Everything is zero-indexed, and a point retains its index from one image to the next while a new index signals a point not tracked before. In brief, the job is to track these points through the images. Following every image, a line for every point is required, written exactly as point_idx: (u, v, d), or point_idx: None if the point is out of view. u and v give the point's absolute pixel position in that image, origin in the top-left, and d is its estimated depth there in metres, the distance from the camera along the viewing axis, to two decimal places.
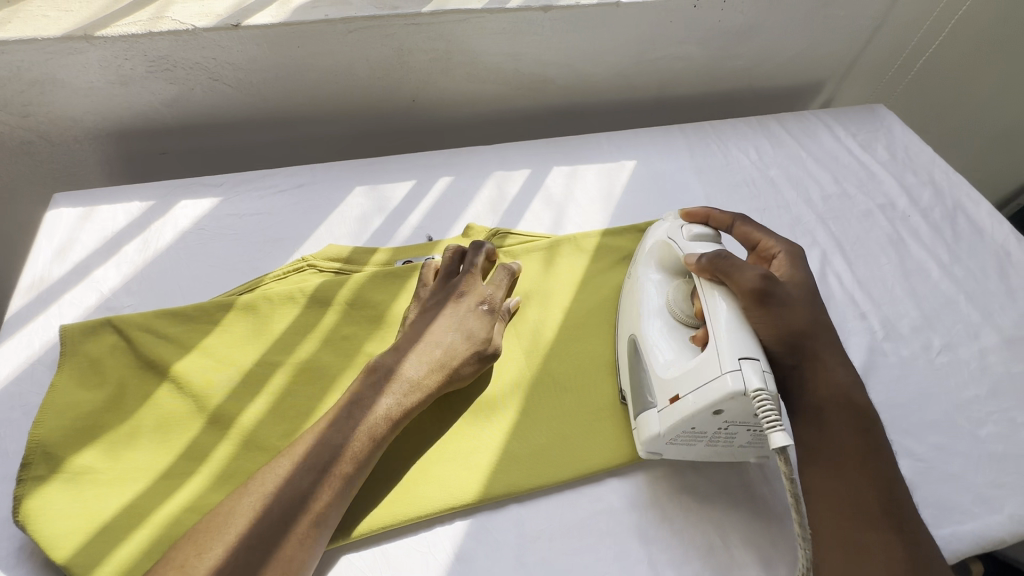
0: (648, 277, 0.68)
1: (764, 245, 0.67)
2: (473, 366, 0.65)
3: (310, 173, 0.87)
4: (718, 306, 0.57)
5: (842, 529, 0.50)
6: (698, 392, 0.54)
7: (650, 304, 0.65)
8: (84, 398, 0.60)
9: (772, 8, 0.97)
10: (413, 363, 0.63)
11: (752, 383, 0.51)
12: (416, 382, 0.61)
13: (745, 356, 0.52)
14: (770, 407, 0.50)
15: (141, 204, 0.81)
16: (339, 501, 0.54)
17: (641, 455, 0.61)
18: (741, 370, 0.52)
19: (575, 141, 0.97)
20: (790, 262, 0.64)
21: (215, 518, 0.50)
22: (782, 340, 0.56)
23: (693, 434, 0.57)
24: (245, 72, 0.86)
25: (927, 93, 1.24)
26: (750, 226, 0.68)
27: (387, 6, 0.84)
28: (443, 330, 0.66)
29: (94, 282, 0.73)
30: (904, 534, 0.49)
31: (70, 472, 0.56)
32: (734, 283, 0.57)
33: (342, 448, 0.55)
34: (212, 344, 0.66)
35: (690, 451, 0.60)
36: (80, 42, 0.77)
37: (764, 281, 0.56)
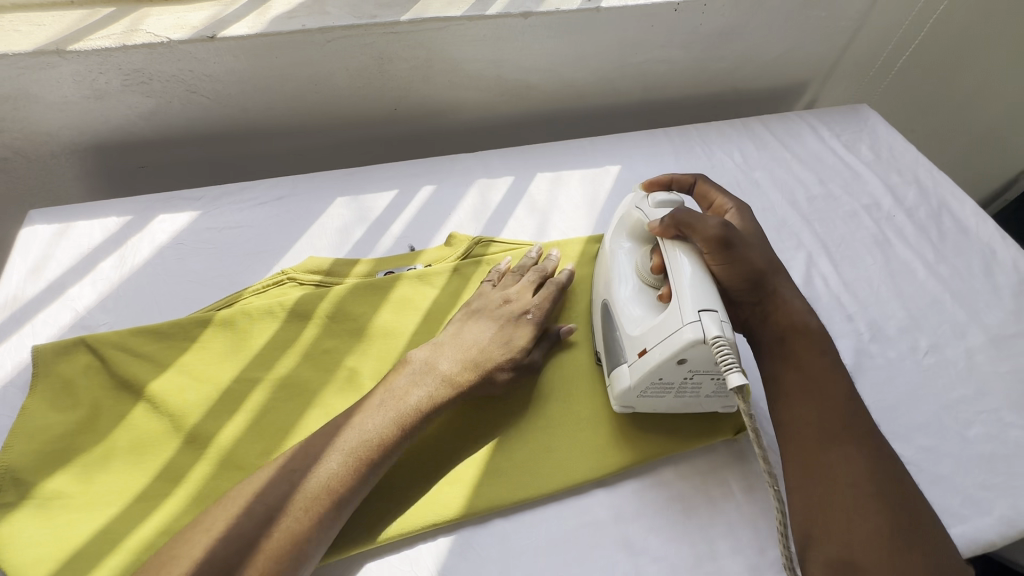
0: (619, 245, 0.69)
1: (718, 203, 0.71)
2: (506, 374, 0.64)
3: (290, 185, 0.86)
4: (681, 262, 0.58)
5: (809, 455, 0.53)
6: (663, 343, 0.55)
7: (620, 269, 0.66)
8: (58, 420, 0.59)
9: (753, 11, 0.97)
10: (450, 358, 0.63)
11: (709, 331, 0.52)
12: (449, 377, 0.61)
13: (704, 307, 0.53)
14: (727, 351, 0.51)
15: (118, 219, 0.80)
16: (358, 491, 0.54)
17: (615, 409, 0.64)
18: (699, 320, 0.53)
19: (558, 147, 0.96)
20: (742, 215, 0.68)
21: (232, 499, 0.52)
22: (745, 280, 0.60)
23: (662, 385, 0.58)
24: (223, 84, 0.85)
25: (910, 92, 1.24)
26: (709, 186, 0.72)
27: (366, 15, 0.83)
28: (483, 331, 0.66)
29: (69, 300, 0.72)
30: (867, 448, 0.52)
31: (42, 497, 0.55)
32: (697, 233, 0.58)
33: (372, 437, 0.56)
34: (189, 361, 0.65)
35: (660, 403, 0.61)
36: (53, 56, 0.76)
37: (724, 229, 0.58)
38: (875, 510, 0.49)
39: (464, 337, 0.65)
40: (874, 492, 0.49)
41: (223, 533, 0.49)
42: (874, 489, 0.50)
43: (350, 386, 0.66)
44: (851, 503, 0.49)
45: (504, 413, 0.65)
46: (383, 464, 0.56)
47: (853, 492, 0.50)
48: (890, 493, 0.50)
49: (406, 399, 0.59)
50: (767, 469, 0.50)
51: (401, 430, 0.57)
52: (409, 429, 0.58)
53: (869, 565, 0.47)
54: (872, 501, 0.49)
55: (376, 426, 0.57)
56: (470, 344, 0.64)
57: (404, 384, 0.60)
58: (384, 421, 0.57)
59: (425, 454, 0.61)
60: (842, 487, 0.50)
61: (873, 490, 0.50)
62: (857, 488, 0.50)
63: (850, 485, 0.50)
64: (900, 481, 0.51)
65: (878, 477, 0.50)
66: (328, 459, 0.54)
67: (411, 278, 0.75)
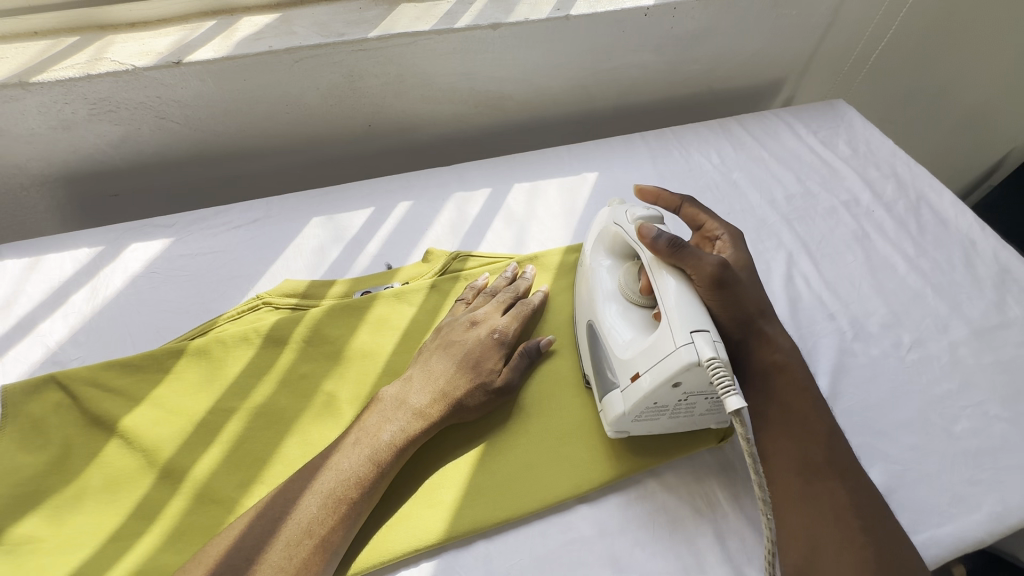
0: (598, 262, 0.69)
1: (709, 226, 0.69)
2: (479, 399, 0.63)
3: (265, 208, 0.85)
4: (668, 286, 0.56)
5: (795, 486, 0.54)
6: (657, 367, 0.54)
7: (603, 289, 0.66)
8: (28, 462, 0.58)
9: (725, 11, 0.97)
10: (418, 390, 0.62)
11: (704, 353, 0.50)
12: (420, 410, 0.61)
13: (697, 328, 0.52)
14: (724, 374, 0.50)
15: (89, 250, 0.79)
16: (344, 531, 0.54)
17: (608, 433, 0.62)
18: (693, 343, 0.51)
19: (535, 156, 0.96)
20: (734, 244, 0.67)
21: (206, 553, 0.51)
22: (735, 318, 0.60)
23: (657, 408, 0.57)
24: (192, 109, 0.84)
25: (887, 84, 1.25)
26: (696, 208, 0.70)
27: (333, 33, 0.82)
28: (451, 359, 0.65)
29: (41, 335, 0.70)
30: (850, 481, 0.54)
31: (11, 543, 0.54)
32: (694, 269, 0.57)
33: (350, 478, 0.55)
34: (163, 394, 0.64)
35: (655, 425, 0.60)
36: (17, 89, 0.75)
37: (720, 269, 0.57)
38: (861, 543, 0.50)
39: (434, 366, 0.65)
40: (859, 525, 0.51)
41: None
42: (858, 522, 0.51)
43: (327, 412, 0.65)
44: (839, 536, 0.50)
45: (486, 433, 0.64)
46: (365, 504, 0.55)
47: (841, 525, 0.51)
48: (873, 526, 0.52)
49: (380, 435, 0.58)
50: (762, 496, 0.49)
51: (377, 469, 0.56)
52: (385, 466, 0.57)
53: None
54: (858, 535, 0.51)
55: (354, 465, 0.56)
56: (440, 373, 0.64)
57: (378, 419, 0.60)
58: (359, 461, 0.56)
59: (409, 477, 0.61)
60: (829, 518, 0.51)
61: (858, 524, 0.51)
62: (844, 520, 0.51)
63: (837, 517, 0.51)
64: (882, 514, 0.53)
65: (862, 509, 0.52)
66: (308, 499, 0.54)
67: (388, 297, 0.74)
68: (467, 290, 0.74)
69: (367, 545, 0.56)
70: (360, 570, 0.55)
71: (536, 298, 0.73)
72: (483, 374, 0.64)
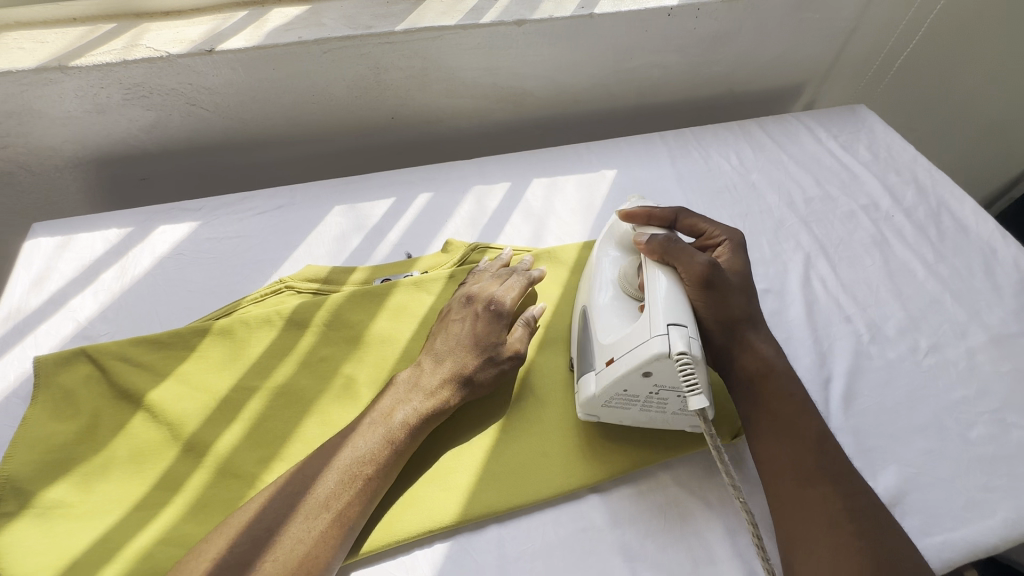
0: (606, 254, 0.69)
1: (710, 233, 0.69)
2: (492, 374, 0.64)
3: (290, 195, 0.87)
4: (658, 282, 0.58)
5: (789, 492, 0.55)
6: (629, 355, 0.55)
7: (603, 278, 0.66)
8: (57, 431, 0.60)
9: (748, 14, 0.97)
10: (429, 373, 0.63)
11: (675, 346, 0.52)
12: (431, 391, 0.62)
13: (673, 321, 0.54)
14: (690, 369, 0.52)
15: (119, 230, 0.81)
16: (360, 509, 0.55)
17: (579, 417, 0.63)
18: (667, 335, 0.53)
19: (556, 153, 0.97)
20: (732, 251, 0.67)
21: (228, 525, 0.52)
22: (719, 320, 0.61)
23: (627, 397, 0.58)
24: (222, 96, 0.86)
25: (910, 91, 1.24)
26: (694, 218, 0.69)
27: (362, 26, 0.84)
28: (456, 344, 0.66)
29: (72, 311, 0.73)
30: (847, 487, 0.54)
31: (41, 507, 0.55)
32: (684, 267, 0.60)
33: (366, 457, 0.56)
34: (187, 370, 0.66)
35: (625, 414, 0.61)
36: (55, 72, 0.77)
37: (709, 269, 0.60)
38: (856, 546, 0.50)
39: (440, 350, 0.66)
40: (853, 529, 0.51)
41: (226, 550, 0.50)
42: (853, 526, 0.51)
43: (347, 394, 0.66)
44: (833, 542, 0.50)
45: (501, 420, 0.65)
46: (381, 482, 0.56)
47: (834, 529, 0.51)
48: (873, 530, 0.51)
49: (395, 416, 0.59)
50: (733, 483, 0.51)
51: (392, 447, 0.58)
52: (400, 445, 0.58)
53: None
54: (852, 538, 0.50)
55: (370, 446, 0.57)
56: (447, 356, 0.65)
57: (392, 403, 0.61)
58: (374, 439, 0.57)
59: (420, 458, 0.62)
60: (821, 522, 0.52)
61: (854, 528, 0.51)
62: (836, 525, 0.51)
63: (831, 520, 0.52)
64: (883, 520, 0.52)
65: (860, 514, 0.52)
66: (326, 476, 0.55)
67: (407, 285, 0.75)
68: (473, 271, 0.75)
69: (382, 525, 0.57)
70: (374, 548, 0.56)
71: (532, 273, 0.73)
72: (490, 349, 0.65)
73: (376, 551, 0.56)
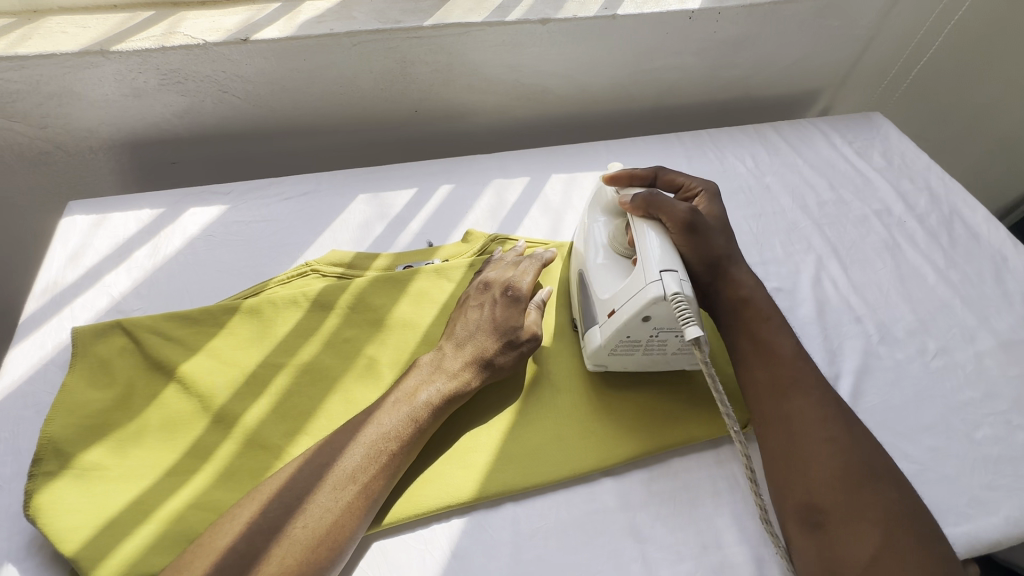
0: (594, 219, 0.73)
1: (687, 186, 0.74)
2: (513, 358, 0.67)
3: (315, 182, 0.89)
4: (647, 235, 0.62)
5: (768, 408, 0.59)
6: (629, 302, 0.59)
7: (593, 240, 0.71)
8: (95, 398, 0.62)
9: (767, 19, 0.99)
10: (453, 357, 0.66)
11: (669, 288, 0.56)
12: (455, 374, 0.64)
13: (666, 267, 0.58)
14: (686, 308, 0.55)
15: (151, 211, 0.84)
16: (384, 482, 0.57)
17: (590, 368, 0.68)
18: (661, 280, 0.57)
19: (575, 150, 0.99)
20: (709, 200, 0.72)
21: (260, 492, 0.54)
22: (703, 261, 0.65)
23: (631, 343, 0.63)
24: (254, 85, 0.89)
25: (925, 100, 1.25)
26: (671, 173, 0.74)
27: (391, 20, 0.86)
28: (477, 330, 0.68)
29: (106, 286, 0.75)
30: (818, 396, 0.58)
31: (79, 469, 0.58)
32: (667, 216, 0.64)
33: (391, 434, 0.59)
34: (218, 346, 0.68)
35: (631, 361, 0.66)
36: (97, 56, 0.80)
37: (691, 214, 0.64)
38: (831, 452, 0.54)
39: (462, 334, 0.68)
40: (827, 435, 0.56)
41: (257, 515, 0.52)
42: (828, 433, 0.56)
43: (370, 374, 0.68)
44: (809, 451, 0.55)
45: (518, 404, 0.67)
46: (404, 457, 0.59)
47: (810, 439, 0.56)
48: (843, 436, 0.56)
49: (418, 396, 0.62)
50: (727, 413, 0.54)
51: (416, 425, 0.60)
52: (423, 423, 0.60)
53: (829, 505, 0.52)
54: (827, 445, 0.55)
55: (395, 424, 0.59)
56: (468, 341, 0.67)
57: (414, 384, 0.63)
58: (399, 417, 0.60)
59: (441, 438, 0.64)
60: (798, 432, 0.56)
61: (826, 437, 0.56)
62: (812, 435, 0.56)
63: (805, 435, 0.56)
64: (850, 423, 0.57)
65: (829, 422, 0.56)
66: (352, 450, 0.57)
67: (429, 272, 0.78)
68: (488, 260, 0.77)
69: (403, 500, 0.59)
70: (395, 521, 0.58)
71: (543, 255, 0.76)
72: (511, 333, 0.68)
73: (397, 523, 0.58)
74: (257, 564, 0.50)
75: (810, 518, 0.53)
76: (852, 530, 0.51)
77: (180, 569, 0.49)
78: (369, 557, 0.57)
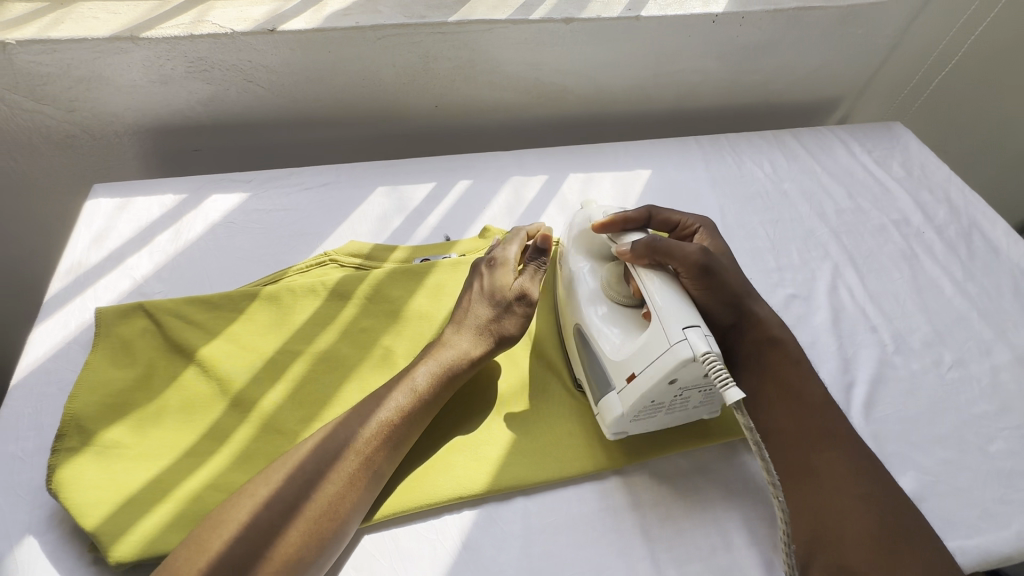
0: (580, 266, 0.70)
1: (684, 223, 0.74)
2: (516, 321, 0.69)
3: (335, 173, 0.90)
4: (658, 287, 0.59)
5: (795, 461, 0.58)
6: (653, 365, 0.56)
7: (588, 291, 0.67)
8: (116, 377, 0.63)
9: (790, 26, 0.99)
10: (451, 331, 0.68)
11: (699, 348, 0.53)
12: (455, 345, 0.66)
13: (688, 324, 0.55)
14: (720, 366, 0.52)
15: (174, 196, 0.85)
16: (391, 454, 0.58)
17: (607, 438, 0.62)
18: (686, 338, 0.54)
19: (592, 150, 0.99)
20: (710, 236, 0.73)
21: (273, 470, 0.55)
22: (722, 303, 0.65)
23: (654, 406, 0.59)
24: (278, 75, 0.90)
25: (946, 111, 1.24)
26: (665, 212, 0.73)
27: (416, 15, 0.87)
28: (471, 302, 0.70)
29: (128, 268, 0.77)
30: (847, 451, 0.58)
31: (100, 446, 0.59)
32: (680, 261, 0.62)
33: (395, 408, 0.59)
34: (236, 331, 0.69)
35: (650, 424, 0.62)
36: (127, 42, 0.81)
37: (703, 256, 0.62)
38: (864, 511, 0.53)
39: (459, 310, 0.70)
40: (859, 492, 0.54)
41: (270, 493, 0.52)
42: (860, 491, 0.55)
43: (385, 365, 0.69)
44: (842, 509, 0.54)
45: (529, 398, 0.68)
46: (410, 430, 0.60)
47: (842, 495, 0.54)
48: (874, 493, 0.55)
49: (420, 369, 0.63)
50: (773, 482, 0.50)
51: (421, 399, 0.61)
52: (427, 396, 0.62)
53: (862, 566, 0.50)
54: (859, 503, 0.54)
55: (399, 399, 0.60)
56: (465, 315, 0.69)
57: (425, 370, 0.63)
58: (403, 393, 0.61)
59: (454, 427, 0.65)
60: (829, 487, 0.55)
61: (858, 493, 0.54)
62: (842, 489, 0.55)
63: (836, 488, 0.55)
64: (882, 479, 0.56)
65: (861, 477, 0.56)
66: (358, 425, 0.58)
67: (446, 266, 0.78)
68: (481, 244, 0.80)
69: (416, 488, 0.60)
70: (407, 508, 0.59)
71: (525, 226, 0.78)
72: (505, 300, 0.70)
73: (410, 512, 0.59)
74: (272, 540, 0.50)
75: None
76: None
77: (194, 546, 0.50)
78: (381, 544, 0.58)
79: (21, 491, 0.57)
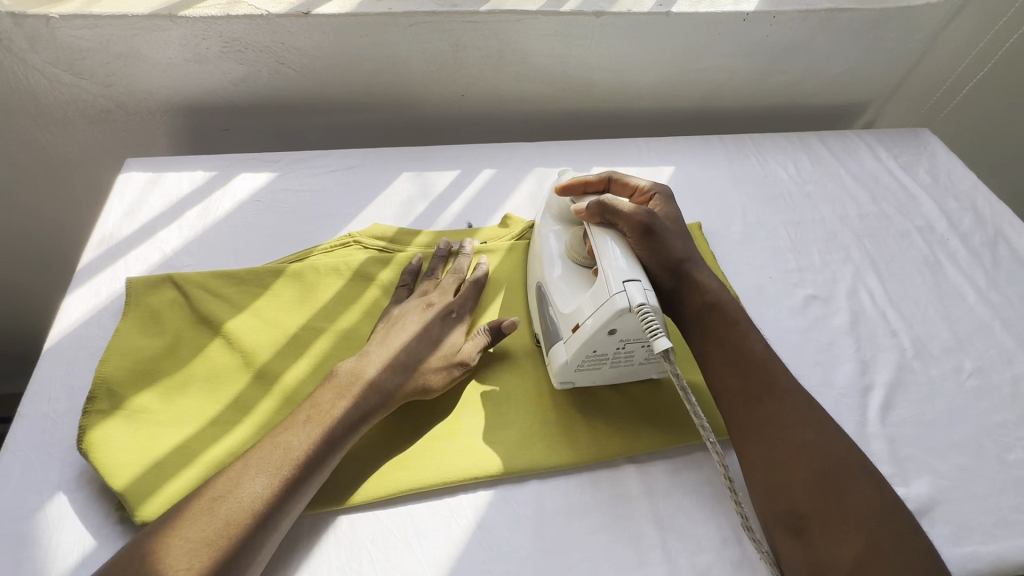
0: (548, 229, 0.72)
1: (641, 187, 0.73)
2: (446, 380, 0.65)
3: (361, 157, 0.92)
4: (609, 245, 0.62)
5: (744, 411, 0.59)
6: (593, 316, 0.58)
7: (550, 252, 0.69)
8: (145, 344, 0.65)
9: (822, 27, 0.99)
10: (374, 365, 0.63)
11: (634, 299, 0.55)
12: (376, 386, 0.61)
13: (628, 279, 0.57)
14: (653, 319, 0.55)
15: (205, 173, 0.87)
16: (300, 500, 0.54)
17: (557, 387, 0.66)
18: (625, 290, 0.56)
19: (616, 145, 0.99)
20: (665, 202, 0.72)
21: (177, 529, 0.49)
22: (663, 264, 0.65)
23: (598, 357, 0.61)
24: (310, 58, 0.91)
25: (974, 119, 1.23)
26: (622, 177, 0.72)
27: (448, 4, 0.88)
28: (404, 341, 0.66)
29: (158, 242, 0.78)
30: (792, 399, 0.58)
31: (128, 410, 0.61)
32: (624, 221, 0.64)
33: (304, 454, 0.55)
34: (261, 306, 0.70)
35: (597, 374, 0.64)
36: (165, 20, 0.83)
37: (647, 218, 0.64)
38: (806, 456, 0.54)
39: (391, 343, 0.66)
40: (801, 437, 0.55)
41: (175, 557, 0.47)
42: (801, 436, 0.55)
43: None
44: (783, 455, 0.55)
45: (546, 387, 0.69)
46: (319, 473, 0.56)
47: (784, 442, 0.56)
48: (816, 437, 0.55)
49: (334, 412, 0.58)
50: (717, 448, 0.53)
51: (333, 444, 0.57)
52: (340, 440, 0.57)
53: (810, 510, 0.52)
54: (801, 449, 0.55)
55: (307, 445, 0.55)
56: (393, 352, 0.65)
57: (335, 408, 0.59)
58: (311, 440, 0.56)
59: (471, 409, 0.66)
60: (773, 434, 0.56)
61: (801, 439, 0.55)
62: (784, 436, 0.56)
63: (780, 436, 0.56)
64: (823, 423, 0.57)
65: (805, 421, 0.56)
66: (263, 476, 0.53)
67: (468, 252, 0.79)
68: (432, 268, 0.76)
69: (431, 467, 0.61)
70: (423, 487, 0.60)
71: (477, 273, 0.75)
72: (444, 350, 0.67)
73: (425, 490, 0.60)
74: None
75: (793, 524, 0.52)
76: (835, 535, 0.50)
77: None
78: (397, 518, 0.59)
79: (53, 449, 0.59)
